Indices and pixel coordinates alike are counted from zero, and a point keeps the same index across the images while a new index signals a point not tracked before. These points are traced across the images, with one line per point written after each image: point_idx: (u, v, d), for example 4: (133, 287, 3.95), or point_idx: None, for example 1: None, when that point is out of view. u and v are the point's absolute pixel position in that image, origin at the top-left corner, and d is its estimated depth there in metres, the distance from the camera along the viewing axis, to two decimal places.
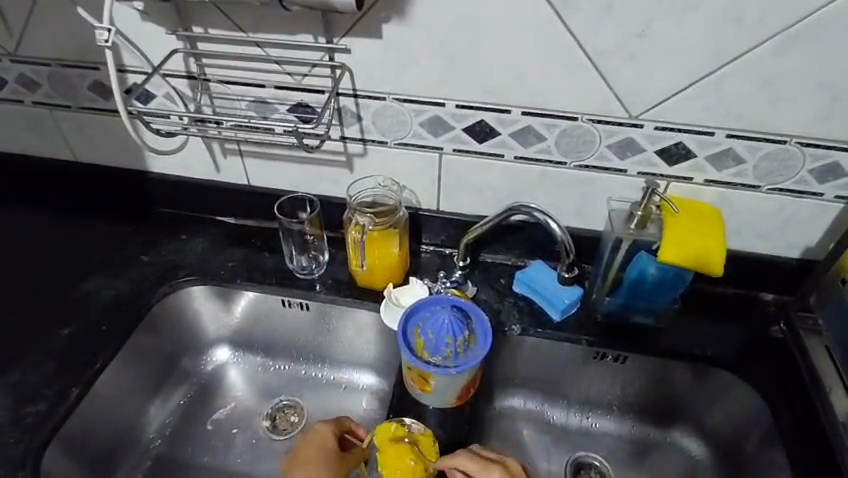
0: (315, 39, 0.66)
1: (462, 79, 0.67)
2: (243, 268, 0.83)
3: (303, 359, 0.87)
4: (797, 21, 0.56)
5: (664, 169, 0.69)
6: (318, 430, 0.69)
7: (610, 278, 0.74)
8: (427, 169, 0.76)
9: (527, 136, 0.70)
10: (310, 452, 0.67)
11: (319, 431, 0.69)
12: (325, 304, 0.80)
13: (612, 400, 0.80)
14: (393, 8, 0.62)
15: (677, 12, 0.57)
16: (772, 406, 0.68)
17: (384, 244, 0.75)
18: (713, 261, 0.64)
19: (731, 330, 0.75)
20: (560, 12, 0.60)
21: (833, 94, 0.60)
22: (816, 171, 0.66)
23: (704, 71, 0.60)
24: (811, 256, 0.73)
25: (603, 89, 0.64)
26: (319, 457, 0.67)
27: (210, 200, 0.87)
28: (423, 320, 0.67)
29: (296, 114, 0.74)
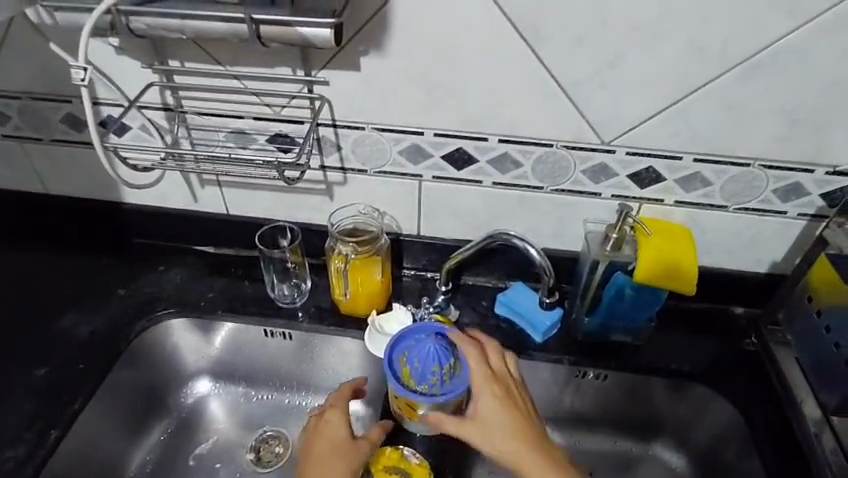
0: (293, 72, 0.67)
1: (439, 109, 0.68)
2: (224, 298, 0.82)
3: (287, 388, 0.86)
4: (755, 52, 0.59)
5: (636, 192, 0.72)
6: (330, 417, 0.65)
7: (589, 298, 0.75)
8: (407, 195, 0.77)
9: (504, 163, 0.72)
10: (324, 441, 0.62)
11: (327, 418, 0.64)
12: (308, 333, 0.80)
13: (594, 416, 0.81)
14: (371, 41, 0.64)
15: (644, 45, 0.60)
16: (747, 417, 0.70)
17: (365, 272, 0.75)
18: (685, 284, 0.67)
19: (706, 344, 0.77)
20: (533, 46, 0.62)
21: (791, 119, 0.63)
22: (779, 191, 0.69)
23: (670, 99, 0.63)
24: (778, 271, 0.77)
25: (576, 117, 0.66)
26: (335, 445, 0.62)
27: (188, 230, 0.86)
28: (409, 348, 0.67)
29: (275, 144, 0.74)
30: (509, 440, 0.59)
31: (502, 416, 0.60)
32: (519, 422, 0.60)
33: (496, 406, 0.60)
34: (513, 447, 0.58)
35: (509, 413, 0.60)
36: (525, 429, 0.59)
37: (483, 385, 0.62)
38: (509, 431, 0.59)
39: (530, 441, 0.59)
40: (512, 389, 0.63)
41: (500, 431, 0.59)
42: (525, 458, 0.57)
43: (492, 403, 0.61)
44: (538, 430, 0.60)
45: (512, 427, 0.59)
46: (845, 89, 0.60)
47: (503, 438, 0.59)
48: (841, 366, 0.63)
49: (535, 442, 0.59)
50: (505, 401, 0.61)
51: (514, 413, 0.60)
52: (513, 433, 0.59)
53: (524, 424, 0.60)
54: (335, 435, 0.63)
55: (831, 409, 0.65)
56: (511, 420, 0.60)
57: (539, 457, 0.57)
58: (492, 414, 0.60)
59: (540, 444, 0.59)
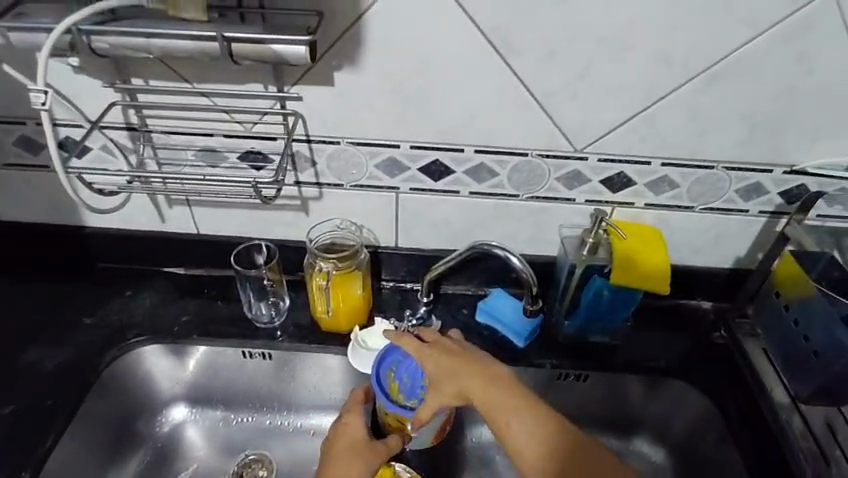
0: (265, 88, 0.66)
1: (415, 121, 0.68)
2: (198, 321, 0.80)
3: (268, 409, 0.84)
4: (716, 61, 0.62)
5: (609, 196, 0.74)
6: (347, 421, 0.67)
7: (568, 301, 0.77)
8: (384, 208, 0.77)
9: (480, 172, 0.72)
10: (343, 446, 0.65)
11: (346, 420, 0.67)
12: (289, 352, 0.78)
13: (576, 416, 0.83)
14: (345, 56, 0.63)
15: (612, 56, 0.62)
16: (722, 408, 0.73)
17: (347, 288, 0.74)
18: (658, 284, 0.69)
19: (679, 340, 0.80)
20: (507, 58, 0.63)
21: (750, 124, 0.66)
22: (741, 191, 0.72)
23: (638, 107, 0.65)
24: (742, 266, 0.80)
25: (549, 126, 0.68)
26: (352, 452, 0.64)
27: (156, 252, 0.83)
28: (396, 364, 0.68)
29: (247, 162, 0.73)
30: (458, 381, 0.61)
31: (445, 368, 0.62)
32: (460, 362, 0.62)
33: (437, 361, 0.63)
34: (465, 388, 0.61)
35: (448, 361, 0.62)
36: (467, 364, 0.62)
37: (424, 357, 0.64)
38: (455, 377, 0.61)
39: (474, 371, 0.61)
40: (447, 341, 0.65)
41: (448, 381, 0.61)
42: (476, 390, 0.60)
43: (433, 362, 0.63)
44: (480, 359, 0.62)
45: (455, 371, 0.61)
46: (798, 94, 0.63)
47: (453, 386, 0.61)
48: (812, 359, 0.64)
49: (489, 381, 0.60)
50: (442, 354, 0.63)
51: (454, 357, 0.62)
52: (458, 376, 0.61)
53: (465, 362, 0.62)
54: (354, 436, 0.66)
55: (804, 394, 0.66)
56: (462, 376, 0.61)
57: (485, 384, 0.60)
58: (437, 372, 0.62)
59: (482, 370, 0.61)
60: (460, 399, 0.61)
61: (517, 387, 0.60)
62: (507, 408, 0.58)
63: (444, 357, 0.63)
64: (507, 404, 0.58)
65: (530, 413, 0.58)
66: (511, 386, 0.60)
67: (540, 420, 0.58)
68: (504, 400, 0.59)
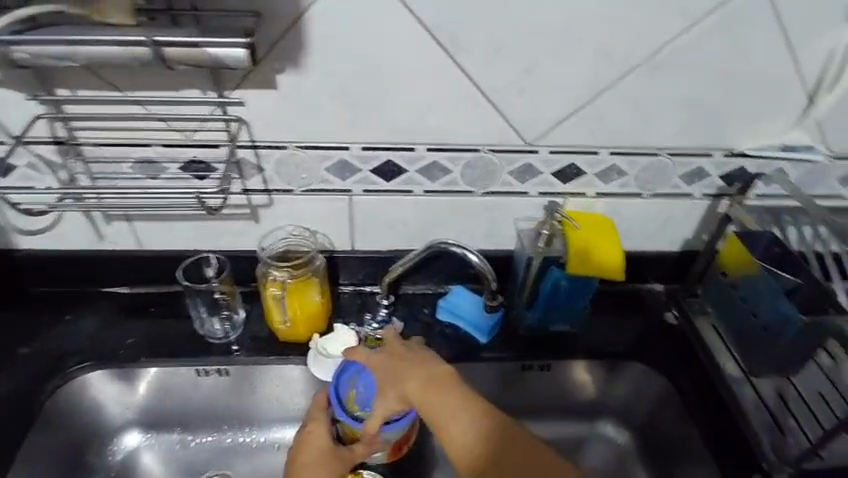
0: (204, 94, 0.63)
1: (364, 122, 0.67)
2: (146, 342, 0.75)
3: (228, 426, 0.81)
4: (656, 52, 0.63)
5: (561, 188, 0.75)
6: (311, 431, 0.65)
7: (527, 293, 0.77)
8: (338, 212, 0.75)
9: (434, 170, 0.72)
10: (309, 457, 0.64)
11: (310, 430, 0.65)
12: (247, 366, 0.75)
13: (542, 405, 0.84)
14: (287, 58, 0.61)
15: (557, 50, 0.62)
16: (679, 387, 0.75)
17: (303, 296, 0.72)
18: (611, 262, 0.70)
19: (636, 323, 0.83)
20: (453, 55, 0.62)
21: (690, 111, 0.68)
22: (685, 175, 0.75)
23: (584, 99, 0.66)
24: (690, 248, 0.83)
25: (499, 121, 0.68)
26: (318, 462, 0.64)
27: (96, 272, 0.78)
28: (356, 373, 0.67)
29: (189, 172, 0.69)
30: (399, 384, 0.59)
31: (388, 371, 0.60)
32: (401, 363, 0.60)
33: (382, 365, 0.61)
34: (405, 390, 0.58)
35: (392, 364, 0.60)
36: (408, 364, 0.59)
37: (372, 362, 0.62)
38: (396, 380, 0.59)
39: (413, 371, 0.59)
40: (395, 343, 0.63)
41: (391, 385, 0.59)
42: (414, 392, 0.57)
43: (378, 366, 0.61)
44: (423, 358, 0.60)
45: (397, 373, 0.59)
46: (734, 80, 0.66)
47: (395, 389, 0.59)
48: (764, 334, 0.67)
49: (431, 384, 0.57)
50: (386, 357, 0.61)
51: (396, 358, 0.60)
52: (398, 379, 0.59)
53: (406, 362, 0.60)
54: (319, 447, 0.64)
55: (757, 364, 0.70)
56: (404, 379, 0.59)
57: (423, 384, 0.57)
58: (381, 376, 0.61)
59: (422, 369, 0.58)
60: (404, 402, 0.59)
61: (456, 384, 0.57)
62: (442, 408, 0.55)
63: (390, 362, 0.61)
64: (442, 403, 0.55)
65: (467, 410, 0.55)
66: (449, 384, 0.57)
67: (478, 417, 0.55)
68: (440, 399, 0.56)
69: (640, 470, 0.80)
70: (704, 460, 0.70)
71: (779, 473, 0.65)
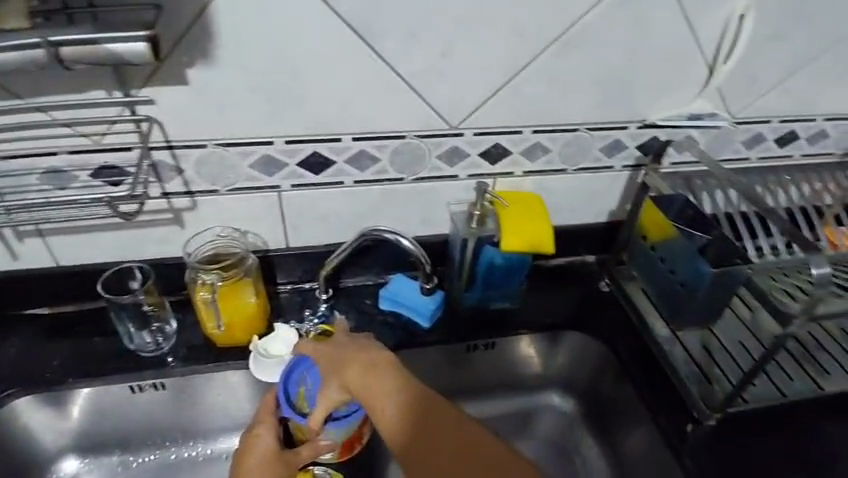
0: (109, 94, 0.60)
1: (285, 115, 0.65)
2: (72, 363, 0.71)
3: (171, 442, 0.78)
4: (566, 30, 0.65)
5: (489, 168, 0.76)
6: (258, 433, 0.63)
7: (465, 275, 0.78)
8: (267, 209, 0.73)
9: (362, 159, 0.71)
10: (254, 460, 0.61)
11: (257, 432, 0.63)
12: (184, 377, 0.72)
13: (489, 383, 0.86)
14: (196, 52, 0.59)
15: (471, 31, 0.63)
16: (615, 350, 0.79)
17: (237, 298, 0.70)
18: (543, 236, 0.72)
19: (572, 294, 0.86)
20: (369, 40, 0.62)
21: (604, 86, 0.71)
22: (605, 148, 0.78)
23: (503, 80, 0.68)
24: (616, 219, 0.87)
25: (422, 106, 0.68)
26: (264, 464, 0.61)
27: (12, 294, 0.73)
28: (308, 372, 0.67)
29: (101, 178, 0.66)
30: (339, 373, 0.59)
31: (332, 362, 0.60)
32: (341, 351, 0.60)
33: (326, 356, 0.61)
34: (346, 379, 0.58)
35: (335, 354, 0.60)
36: (349, 354, 0.59)
37: (312, 350, 0.63)
38: (338, 369, 0.59)
39: (352, 357, 0.59)
40: (341, 335, 0.63)
41: (334, 376, 0.59)
42: (353, 379, 0.57)
43: (323, 358, 0.61)
44: (364, 346, 0.60)
45: (339, 363, 0.59)
46: (641, 54, 0.69)
47: (337, 378, 0.59)
48: (679, 290, 0.71)
49: (362, 363, 0.58)
50: (330, 349, 0.61)
51: (339, 349, 0.61)
52: (340, 368, 0.59)
53: (348, 351, 0.60)
54: (265, 449, 0.62)
55: (682, 321, 0.74)
56: (339, 362, 0.59)
57: (360, 371, 0.57)
58: (325, 367, 0.61)
59: (361, 356, 0.58)
60: (346, 392, 0.59)
61: (394, 369, 0.57)
62: (378, 393, 0.55)
63: (328, 349, 0.61)
64: (378, 388, 0.55)
65: (401, 393, 0.55)
66: (386, 369, 0.57)
67: (412, 401, 0.54)
68: (375, 384, 0.56)
69: (585, 433, 0.84)
70: (641, 417, 0.74)
71: (707, 419, 0.70)
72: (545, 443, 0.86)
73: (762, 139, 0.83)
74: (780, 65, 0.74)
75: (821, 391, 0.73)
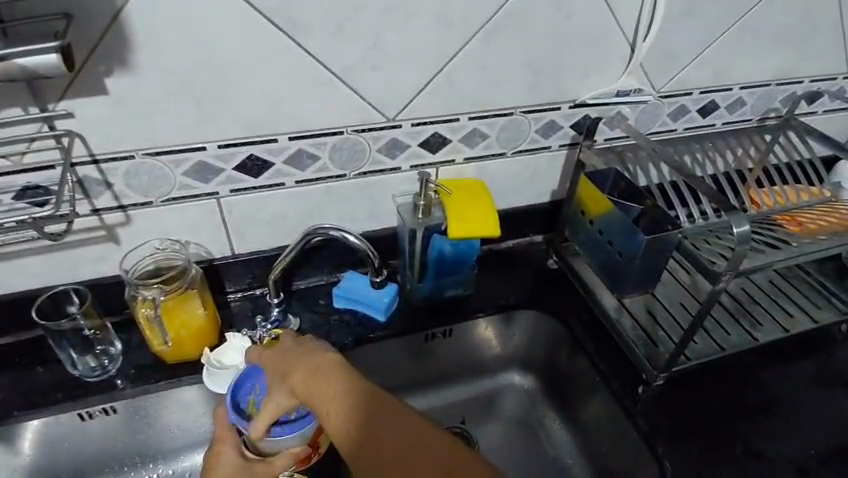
0: (24, 111, 0.57)
1: (216, 118, 0.64)
2: (12, 397, 0.67)
3: (129, 467, 0.75)
4: (492, 16, 0.66)
5: (431, 158, 0.77)
6: (218, 452, 0.61)
7: (417, 265, 0.79)
8: (208, 217, 0.71)
9: (301, 158, 0.70)
10: None
11: (217, 451, 0.61)
12: (136, 399, 0.69)
13: (451, 369, 0.87)
14: (114, 60, 0.56)
15: (398, 22, 0.63)
16: (566, 323, 0.81)
17: (184, 311, 0.68)
18: (488, 222, 0.73)
19: (522, 274, 0.88)
20: (295, 37, 0.61)
21: (533, 69, 0.73)
22: (540, 130, 0.80)
23: (435, 69, 0.68)
24: (558, 197, 0.90)
25: (357, 100, 0.68)
26: None
27: None
28: (259, 379, 0.63)
29: (26, 200, 0.62)
30: (287, 379, 0.56)
31: (280, 369, 0.58)
32: (290, 357, 0.58)
33: (274, 364, 0.59)
34: (293, 384, 0.55)
35: (283, 361, 0.58)
36: (297, 359, 0.57)
37: (264, 360, 0.61)
38: (285, 375, 0.57)
39: (300, 361, 0.57)
40: (292, 342, 0.61)
41: (281, 382, 0.57)
42: (300, 384, 0.55)
43: (272, 366, 0.59)
44: (313, 351, 0.58)
45: (287, 369, 0.57)
46: (565, 36, 0.71)
47: (284, 383, 0.56)
48: (618, 260, 0.72)
49: (309, 366, 0.56)
50: (278, 357, 0.59)
51: (288, 355, 0.59)
52: (287, 374, 0.57)
53: (296, 357, 0.58)
54: (228, 467, 0.60)
55: (623, 292, 0.74)
56: (287, 368, 0.57)
57: (307, 375, 0.55)
58: (274, 375, 0.58)
59: (308, 360, 0.56)
60: (294, 398, 0.56)
61: (342, 370, 0.55)
62: (325, 395, 0.53)
63: (279, 356, 0.59)
64: (325, 391, 0.53)
65: (346, 392, 0.52)
66: (332, 371, 0.54)
67: (357, 399, 0.51)
68: (323, 387, 0.53)
69: (546, 407, 0.86)
70: (597, 386, 0.77)
71: (656, 380, 0.73)
72: (510, 422, 0.88)
73: (685, 111, 0.87)
74: (695, 38, 0.78)
75: (756, 342, 0.77)
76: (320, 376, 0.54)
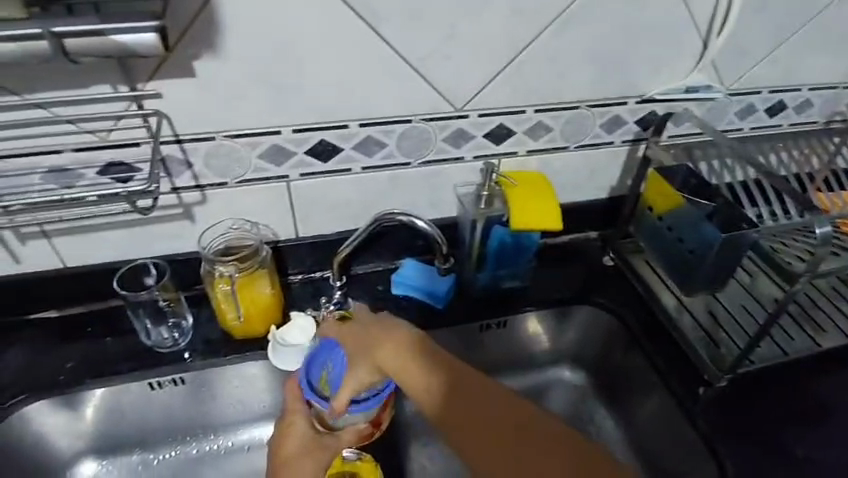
0: (115, 89, 0.59)
1: (292, 103, 0.65)
2: (88, 364, 0.71)
3: (192, 437, 0.78)
4: (567, 7, 0.66)
5: (494, 149, 0.77)
6: (291, 422, 0.66)
7: (476, 255, 0.80)
8: (277, 199, 0.73)
9: (369, 145, 0.72)
10: (292, 449, 0.64)
11: (291, 421, 0.66)
12: (204, 371, 0.72)
13: (503, 361, 0.88)
14: (203, 42, 0.58)
15: (475, 11, 0.63)
16: (622, 319, 0.81)
17: (255, 289, 0.71)
18: (550, 215, 0.72)
19: (576, 268, 0.88)
20: (373, 24, 0.62)
21: (604, 62, 0.72)
22: (605, 125, 0.79)
23: (506, 59, 0.68)
24: (617, 194, 0.89)
25: (427, 88, 0.68)
26: (302, 452, 0.64)
27: (17, 298, 0.73)
28: (332, 356, 0.67)
29: (109, 176, 0.65)
30: (369, 353, 0.58)
31: (360, 344, 0.60)
32: (366, 332, 0.59)
33: (354, 338, 0.61)
34: (377, 359, 0.57)
35: (362, 336, 0.59)
36: (377, 336, 0.58)
37: (341, 334, 0.63)
38: (367, 350, 0.58)
39: (379, 337, 0.58)
40: (368, 316, 0.62)
41: (363, 356, 0.58)
42: (383, 358, 0.56)
43: (350, 341, 0.61)
44: (390, 326, 0.58)
45: (368, 345, 0.58)
46: (639, 29, 0.70)
47: (367, 359, 0.58)
48: (689, 258, 0.72)
49: (390, 342, 0.56)
50: (357, 331, 0.61)
51: (367, 330, 0.59)
52: (369, 349, 0.58)
53: (376, 332, 0.58)
54: (302, 437, 0.65)
55: (692, 289, 0.74)
56: (367, 340, 0.59)
57: (392, 352, 0.55)
58: (353, 350, 0.60)
59: (390, 338, 0.57)
60: (377, 372, 0.59)
61: (423, 347, 0.56)
62: (409, 372, 0.54)
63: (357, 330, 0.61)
64: (411, 367, 0.54)
65: (428, 369, 0.53)
66: (414, 347, 0.55)
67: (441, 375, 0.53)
68: (406, 363, 0.54)
69: (596, 404, 0.86)
70: (654, 385, 0.76)
71: (718, 381, 0.72)
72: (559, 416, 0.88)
73: (754, 110, 0.85)
74: (772, 34, 0.76)
75: (819, 348, 0.75)
76: (405, 353, 0.55)
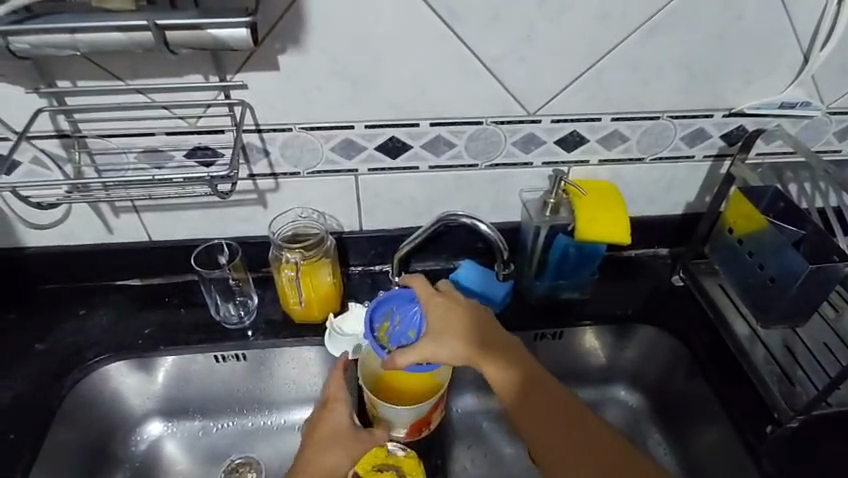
0: (206, 78, 0.63)
1: (366, 99, 0.67)
2: (162, 332, 0.76)
3: (248, 410, 0.83)
4: (655, 13, 0.63)
5: (564, 156, 0.76)
6: (332, 408, 0.67)
7: (536, 262, 0.79)
8: (345, 192, 0.75)
9: (438, 144, 0.72)
10: (327, 436, 0.65)
11: (332, 408, 0.67)
12: (264, 350, 0.76)
13: (556, 371, 0.86)
14: (288, 38, 0.61)
15: (555, 14, 0.62)
16: (688, 345, 0.77)
17: (316, 277, 0.73)
18: (618, 232, 0.70)
19: (641, 284, 0.84)
20: (451, 25, 0.62)
21: (690, 72, 0.68)
22: (687, 137, 0.75)
23: (584, 65, 0.67)
24: (693, 210, 0.84)
25: (500, 91, 0.68)
26: (335, 442, 0.65)
27: (106, 265, 0.79)
28: (403, 309, 0.66)
29: (195, 159, 0.70)
30: (463, 340, 0.62)
31: (453, 326, 0.63)
32: (460, 319, 0.63)
33: (446, 317, 0.63)
34: (471, 348, 0.61)
35: (457, 317, 0.63)
36: (475, 325, 0.63)
37: (433, 304, 0.65)
38: (462, 337, 0.62)
39: (474, 330, 0.63)
40: (460, 299, 0.66)
41: (456, 339, 0.62)
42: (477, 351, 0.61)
43: (441, 316, 0.63)
44: (484, 323, 0.64)
45: (464, 332, 0.62)
46: (733, 38, 0.66)
47: (458, 344, 0.62)
48: (769, 286, 0.67)
49: (483, 339, 0.62)
50: (450, 309, 0.64)
51: (463, 319, 0.63)
52: (464, 337, 0.62)
53: (476, 325, 0.63)
54: (339, 427, 0.66)
55: (769, 321, 0.69)
56: (462, 326, 0.63)
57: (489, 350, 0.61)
58: (441, 325, 0.63)
59: (487, 333, 0.63)
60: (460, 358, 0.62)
61: (512, 350, 0.63)
62: (500, 368, 0.60)
63: (451, 312, 0.64)
64: (500, 365, 0.61)
65: (514, 370, 0.61)
66: (506, 349, 0.62)
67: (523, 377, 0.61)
68: (499, 360, 0.61)
69: (651, 428, 0.83)
70: (716, 417, 0.72)
71: (790, 422, 0.67)
72: None
73: None
74: None
75: None
76: (497, 353, 0.62)
